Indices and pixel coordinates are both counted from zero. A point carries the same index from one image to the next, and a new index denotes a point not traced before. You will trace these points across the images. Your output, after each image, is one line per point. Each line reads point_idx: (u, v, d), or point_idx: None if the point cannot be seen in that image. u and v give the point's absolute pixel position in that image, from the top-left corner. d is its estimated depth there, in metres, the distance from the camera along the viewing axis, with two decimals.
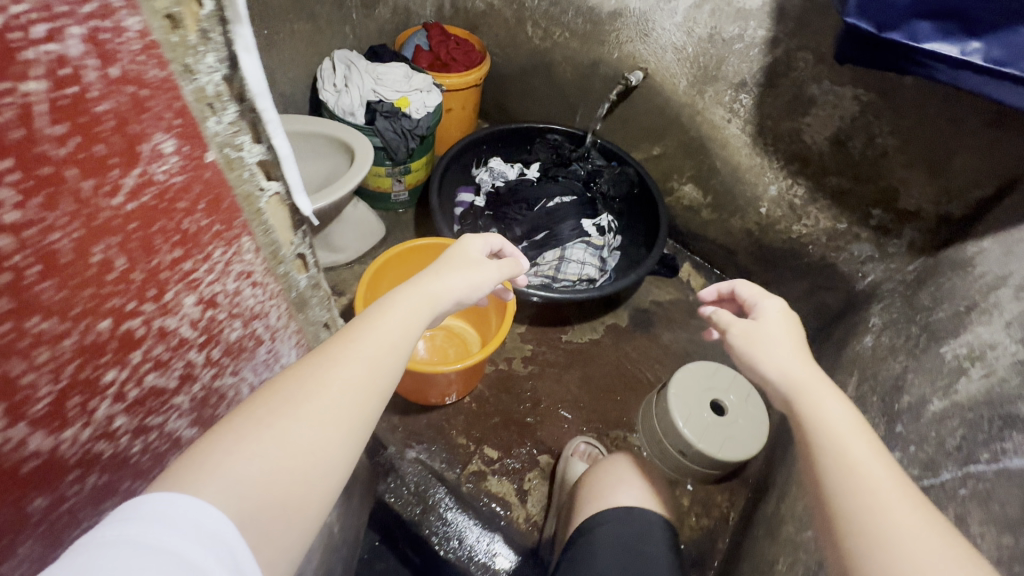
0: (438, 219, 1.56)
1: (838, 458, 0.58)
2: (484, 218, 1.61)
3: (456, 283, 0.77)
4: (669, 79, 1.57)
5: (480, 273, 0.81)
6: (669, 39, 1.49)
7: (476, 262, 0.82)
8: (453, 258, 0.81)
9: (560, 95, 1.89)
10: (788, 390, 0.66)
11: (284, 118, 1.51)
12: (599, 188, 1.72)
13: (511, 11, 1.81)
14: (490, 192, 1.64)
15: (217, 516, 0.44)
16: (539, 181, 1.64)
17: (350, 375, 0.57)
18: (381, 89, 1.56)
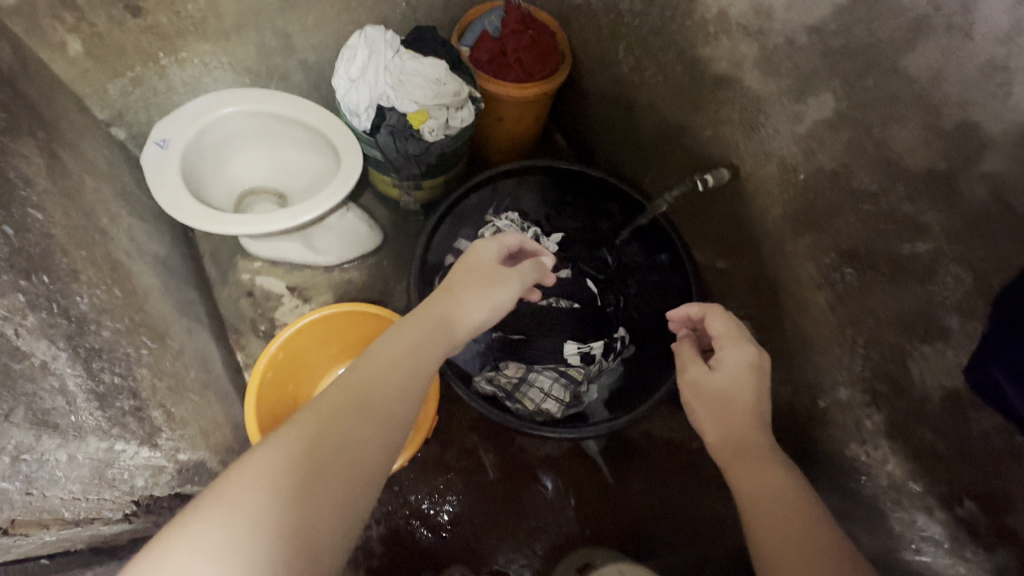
0: (414, 270, 1.31)
1: (779, 509, 0.76)
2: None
3: (474, 311, 0.87)
4: (761, 197, 1.11)
5: (497, 296, 0.91)
6: (779, 148, 1.02)
7: (493, 274, 0.93)
8: (470, 282, 0.91)
9: (635, 143, 1.44)
10: (736, 454, 0.84)
11: (278, 99, 1.28)
12: (621, 292, 1.35)
13: (607, 19, 1.35)
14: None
15: (255, 537, 0.54)
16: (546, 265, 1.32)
17: (371, 411, 0.67)
18: (397, 95, 1.26)
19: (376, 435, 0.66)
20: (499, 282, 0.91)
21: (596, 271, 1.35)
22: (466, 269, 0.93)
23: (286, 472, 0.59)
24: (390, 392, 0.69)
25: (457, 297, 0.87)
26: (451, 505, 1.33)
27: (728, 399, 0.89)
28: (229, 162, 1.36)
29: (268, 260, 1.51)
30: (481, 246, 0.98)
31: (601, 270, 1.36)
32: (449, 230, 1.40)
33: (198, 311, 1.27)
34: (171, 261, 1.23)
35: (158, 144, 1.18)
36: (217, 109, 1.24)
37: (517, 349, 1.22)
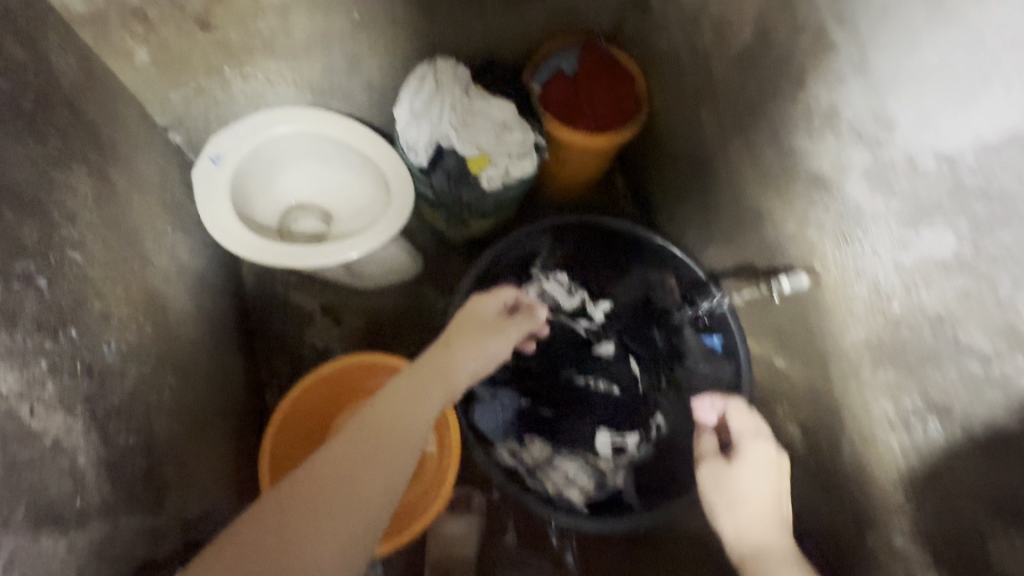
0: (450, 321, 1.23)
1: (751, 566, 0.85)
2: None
3: (475, 355, 0.87)
4: (842, 312, 0.99)
5: (495, 341, 0.91)
6: (874, 269, 0.91)
7: (484, 330, 0.91)
8: (471, 325, 0.92)
9: (704, 213, 1.33)
10: (742, 555, 0.85)
11: (337, 123, 1.23)
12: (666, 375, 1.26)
13: (694, 78, 1.24)
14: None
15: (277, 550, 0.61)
16: (590, 338, 1.24)
17: (380, 441, 0.70)
18: (459, 137, 1.20)
19: (384, 463, 0.69)
20: (481, 337, 0.89)
21: (642, 350, 1.26)
22: (461, 323, 0.92)
23: (302, 493, 0.64)
24: (396, 423, 0.72)
25: (453, 351, 0.86)
26: (471, 526, 1.26)
27: (740, 494, 0.90)
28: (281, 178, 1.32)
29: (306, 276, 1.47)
30: (476, 301, 0.96)
31: (648, 350, 1.27)
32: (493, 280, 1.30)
33: (228, 330, 1.24)
34: (209, 278, 1.21)
35: (212, 159, 1.16)
36: (274, 127, 1.20)
37: (546, 425, 1.18)
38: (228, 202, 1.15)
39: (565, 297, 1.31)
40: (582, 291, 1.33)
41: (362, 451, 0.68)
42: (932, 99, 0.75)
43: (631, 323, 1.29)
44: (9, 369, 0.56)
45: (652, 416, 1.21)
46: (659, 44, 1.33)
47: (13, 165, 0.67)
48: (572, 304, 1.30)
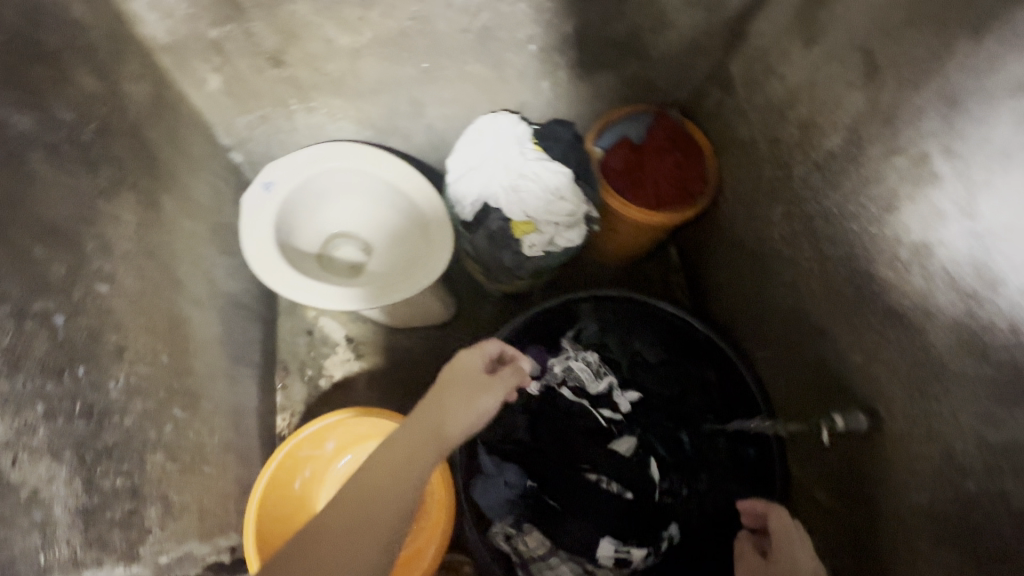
0: None
1: None
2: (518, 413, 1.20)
3: (461, 418, 0.78)
4: (901, 470, 0.87)
5: (483, 397, 0.80)
6: (952, 436, 0.78)
7: (477, 379, 0.82)
8: (456, 383, 0.82)
9: (761, 314, 1.22)
10: None
11: (388, 167, 1.23)
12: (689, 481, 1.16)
13: (770, 172, 1.14)
14: (550, 389, 1.21)
15: None
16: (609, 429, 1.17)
17: (358, 535, 0.67)
18: (507, 200, 1.17)
19: (365, 557, 0.66)
20: (474, 392, 0.80)
21: (666, 451, 1.17)
22: (454, 372, 0.84)
23: None
24: (373, 510, 0.68)
25: (446, 408, 0.78)
26: None
27: None
28: (328, 207, 1.32)
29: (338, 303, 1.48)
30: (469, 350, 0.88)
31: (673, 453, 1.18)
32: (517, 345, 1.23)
33: (250, 351, 1.25)
34: (242, 298, 1.22)
35: (264, 186, 1.17)
36: (326, 162, 1.20)
37: (549, 512, 1.11)
38: (271, 231, 1.16)
39: (591, 380, 1.21)
40: (612, 375, 1.23)
41: (361, 522, 0.68)
42: None
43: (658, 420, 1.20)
44: (2, 417, 0.56)
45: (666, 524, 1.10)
46: (737, 128, 1.24)
47: (58, 199, 0.68)
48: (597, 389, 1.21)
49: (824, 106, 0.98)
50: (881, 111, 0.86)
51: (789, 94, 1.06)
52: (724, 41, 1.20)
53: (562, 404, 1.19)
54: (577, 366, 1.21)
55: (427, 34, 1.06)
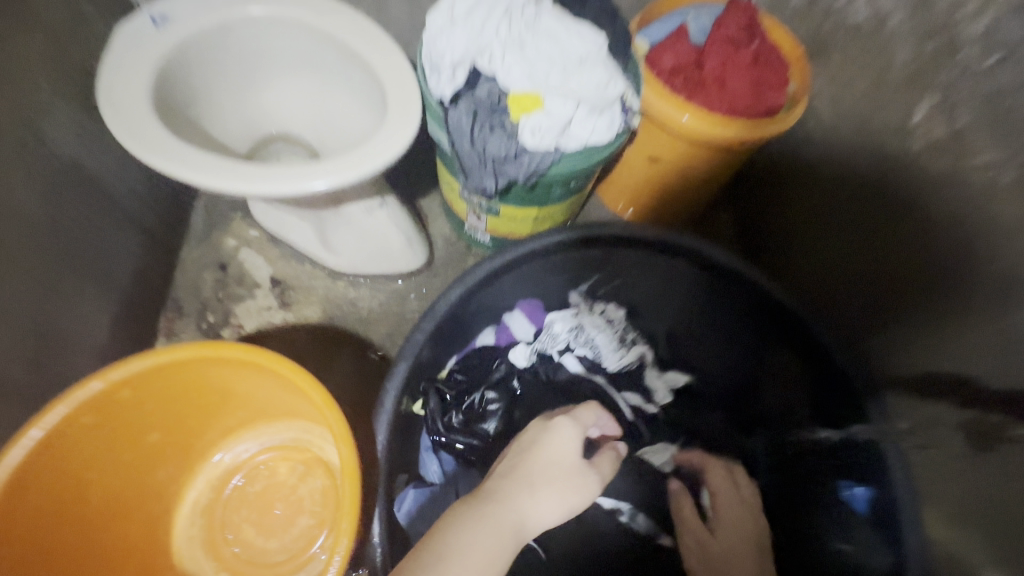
0: (409, 342, 0.71)
1: None
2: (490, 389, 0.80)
3: (549, 518, 0.56)
4: None
5: (576, 500, 0.59)
6: None
7: (571, 469, 0.60)
8: (553, 469, 0.59)
9: (881, 276, 0.80)
10: None
11: (331, 15, 0.84)
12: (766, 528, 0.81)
13: (912, 51, 0.74)
14: (546, 358, 0.88)
15: None
16: (632, 423, 0.86)
17: None
18: (495, 61, 0.77)
19: None
20: (558, 490, 0.58)
21: (730, 478, 0.81)
22: (543, 447, 0.61)
23: None
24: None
25: (535, 497, 0.57)
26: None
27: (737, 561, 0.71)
28: (263, 84, 0.95)
29: (269, 232, 1.09)
30: (563, 420, 0.65)
31: (739, 480, 0.81)
32: (504, 292, 0.80)
33: (108, 265, 0.86)
34: (108, 184, 0.84)
35: (152, 18, 0.80)
36: (246, 3, 0.84)
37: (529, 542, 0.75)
38: (147, 78, 0.77)
39: (611, 351, 0.88)
40: (643, 346, 0.90)
41: None
42: None
43: (715, 423, 0.88)
44: None
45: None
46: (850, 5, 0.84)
47: None
48: (618, 365, 0.88)
49: None
50: None
51: None
52: None
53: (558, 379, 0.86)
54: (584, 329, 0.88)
55: None
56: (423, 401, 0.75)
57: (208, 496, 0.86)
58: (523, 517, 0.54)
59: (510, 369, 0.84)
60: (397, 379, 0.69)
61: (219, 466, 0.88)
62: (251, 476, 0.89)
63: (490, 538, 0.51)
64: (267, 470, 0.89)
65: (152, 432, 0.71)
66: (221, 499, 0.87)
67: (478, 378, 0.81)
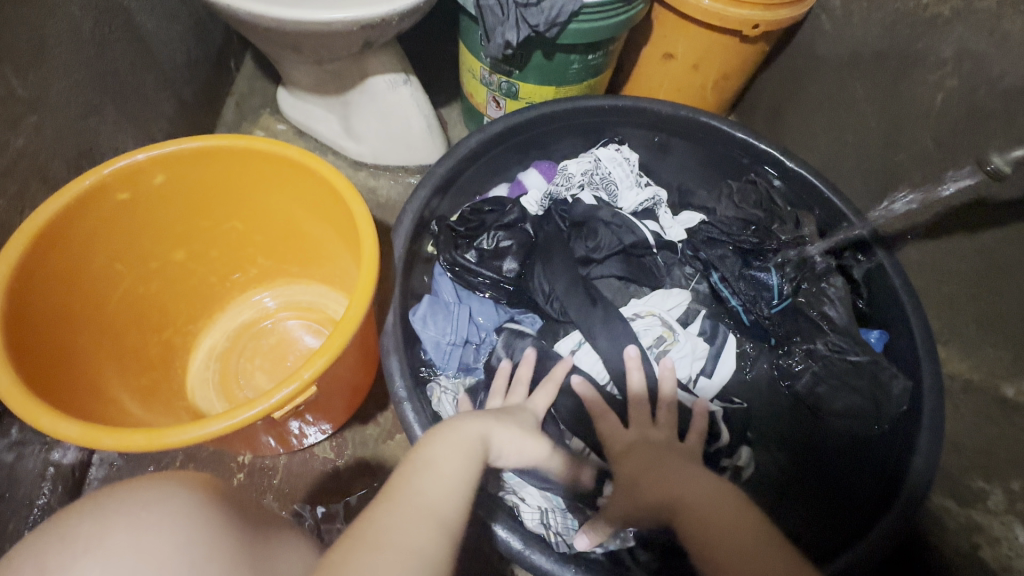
0: (439, 168, 0.77)
1: None
2: (500, 228, 0.82)
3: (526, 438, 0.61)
4: None
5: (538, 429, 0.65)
6: None
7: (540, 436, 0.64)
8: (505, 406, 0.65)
9: (890, 137, 0.82)
10: None
11: None
12: (757, 350, 0.77)
13: None
14: (560, 200, 0.88)
15: None
16: (651, 253, 0.83)
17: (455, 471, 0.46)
18: None
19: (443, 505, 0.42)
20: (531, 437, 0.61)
21: (741, 309, 0.78)
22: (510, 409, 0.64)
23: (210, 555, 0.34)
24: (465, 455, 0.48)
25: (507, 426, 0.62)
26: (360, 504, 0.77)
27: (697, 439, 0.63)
28: None
29: (296, 126, 1.14)
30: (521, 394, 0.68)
31: (749, 307, 0.78)
32: (518, 146, 0.87)
33: (142, 116, 0.90)
34: (149, 38, 0.89)
35: None
36: None
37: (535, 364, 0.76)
38: None
39: (627, 188, 0.89)
40: (657, 188, 0.91)
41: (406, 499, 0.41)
42: None
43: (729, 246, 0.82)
44: None
45: (716, 434, 0.71)
46: None
47: None
48: (634, 203, 0.88)
49: None
50: None
51: None
52: None
53: (573, 216, 0.85)
54: (602, 168, 0.89)
55: None
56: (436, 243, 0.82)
57: (223, 344, 0.86)
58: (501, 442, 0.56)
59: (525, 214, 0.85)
60: (420, 200, 0.75)
61: (238, 319, 0.87)
62: (268, 330, 0.88)
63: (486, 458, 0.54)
64: (282, 326, 0.88)
65: (178, 249, 0.74)
66: (237, 347, 0.86)
67: (488, 223, 0.83)
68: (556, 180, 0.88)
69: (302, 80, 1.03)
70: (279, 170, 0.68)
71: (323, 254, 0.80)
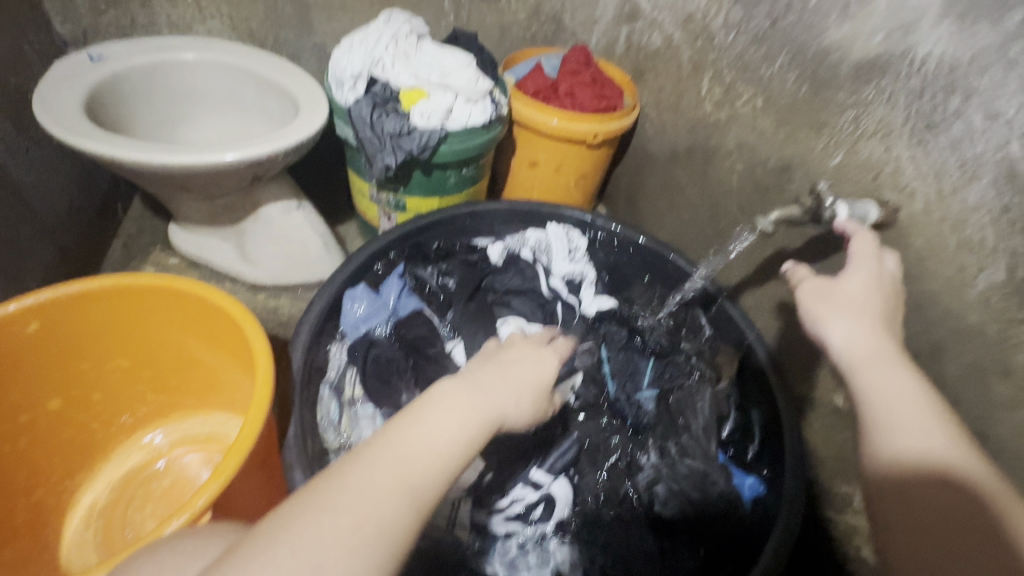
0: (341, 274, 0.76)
1: None
2: (458, 263, 0.90)
3: (529, 363, 0.54)
4: (953, 254, 0.57)
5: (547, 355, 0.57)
6: (994, 157, 0.53)
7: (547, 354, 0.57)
8: (528, 356, 0.55)
9: (709, 210, 1.00)
10: None
11: (250, 56, 1.02)
12: (615, 425, 0.75)
13: (690, 50, 1.00)
14: (513, 254, 0.93)
15: None
16: (552, 301, 0.88)
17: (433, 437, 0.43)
18: (388, 71, 0.96)
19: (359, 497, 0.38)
20: (537, 353, 0.56)
21: (610, 380, 0.78)
22: (515, 357, 0.55)
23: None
24: (446, 421, 0.45)
25: (517, 353, 0.56)
26: None
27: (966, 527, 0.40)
28: (186, 123, 1.06)
29: (190, 259, 1.14)
30: (531, 344, 0.58)
31: (618, 380, 0.79)
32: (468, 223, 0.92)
33: (18, 267, 0.88)
34: (26, 194, 0.90)
35: (90, 56, 0.94)
36: (178, 52, 1.00)
37: None
38: (83, 92, 0.88)
39: (561, 258, 0.93)
40: (590, 267, 0.94)
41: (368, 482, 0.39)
42: None
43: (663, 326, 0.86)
44: None
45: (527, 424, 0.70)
46: (648, 38, 1.13)
47: None
48: (563, 272, 0.92)
49: None
50: None
51: None
52: None
53: (481, 269, 0.91)
54: (543, 236, 0.93)
55: None
56: (400, 270, 0.87)
57: (106, 499, 0.77)
58: (501, 399, 0.49)
59: (465, 255, 0.92)
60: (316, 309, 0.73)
61: (126, 465, 0.80)
62: (161, 471, 0.81)
63: (457, 402, 0.46)
64: (178, 464, 0.82)
65: (51, 396, 0.71)
66: (125, 497, 0.78)
67: (450, 254, 0.92)
68: (511, 236, 0.94)
69: (194, 216, 1.06)
70: (169, 301, 0.70)
71: (221, 380, 0.79)
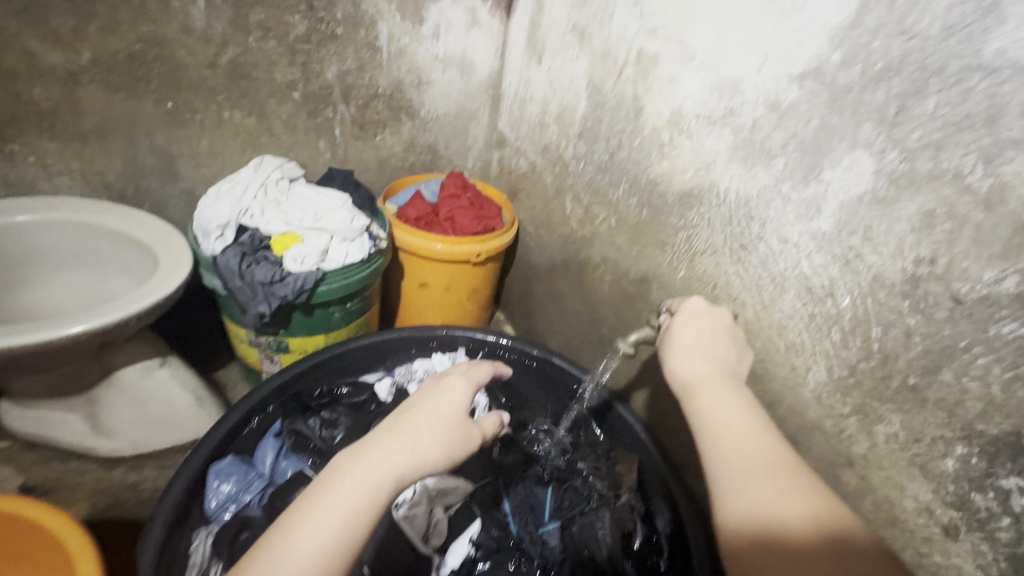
0: (200, 449, 0.69)
1: None
2: (344, 408, 0.85)
3: (428, 411, 0.52)
4: (784, 356, 0.64)
5: (449, 395, 0.54)
6: (793, 273, 0.62)
7: (453, 392, 0.54)
8: (429, 403, 0.53)
9: (591, 316, 1.05)
10: None
11: (105, 211, 0.97)
12: (522, 569, 0.71)
13: (551, 174, 1.11)
14: (402, 389, 0.90)
15: None
16: None
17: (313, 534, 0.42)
18: (258, 218, 0.95)
19: None
20: (438, 397, 0.54)
21: (511, 519, 0.76)
22: (417, 401, 0.54)
23: None
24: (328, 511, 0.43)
25: (416, 404, 0.53)
26: None
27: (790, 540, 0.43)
28: (23, 286, 0.95)
29: (24, 438, 0.98)
30: (437, 380, 0.57)
31: (519, 518, 0.76)
32: (349, 361, 0.89)
33: None
34: None
35: None
36: (12, 215, 0.91)
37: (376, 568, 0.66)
38: None
39: None
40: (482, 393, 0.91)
41: None
42: (763, 34, 0.61)
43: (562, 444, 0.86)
44: None
45: None
46: (516, 164, 1.24)
47: None
48: None
49: (564, 89, 1.02)
50: (601, 55, 0.90)
51: (540, 104, 1.10)
52: (486, 106, 1.27)
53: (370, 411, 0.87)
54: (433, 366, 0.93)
55: (166, 63, 1.01)
56: (276, 428, 0.81)
57: None
58: (390, 460, 0.47)
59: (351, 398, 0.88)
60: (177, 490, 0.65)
61: None
62: None
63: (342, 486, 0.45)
64: None
65: None
66: None
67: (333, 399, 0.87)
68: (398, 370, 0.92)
69: (30, 390, 0.92)
70: None
71: None
